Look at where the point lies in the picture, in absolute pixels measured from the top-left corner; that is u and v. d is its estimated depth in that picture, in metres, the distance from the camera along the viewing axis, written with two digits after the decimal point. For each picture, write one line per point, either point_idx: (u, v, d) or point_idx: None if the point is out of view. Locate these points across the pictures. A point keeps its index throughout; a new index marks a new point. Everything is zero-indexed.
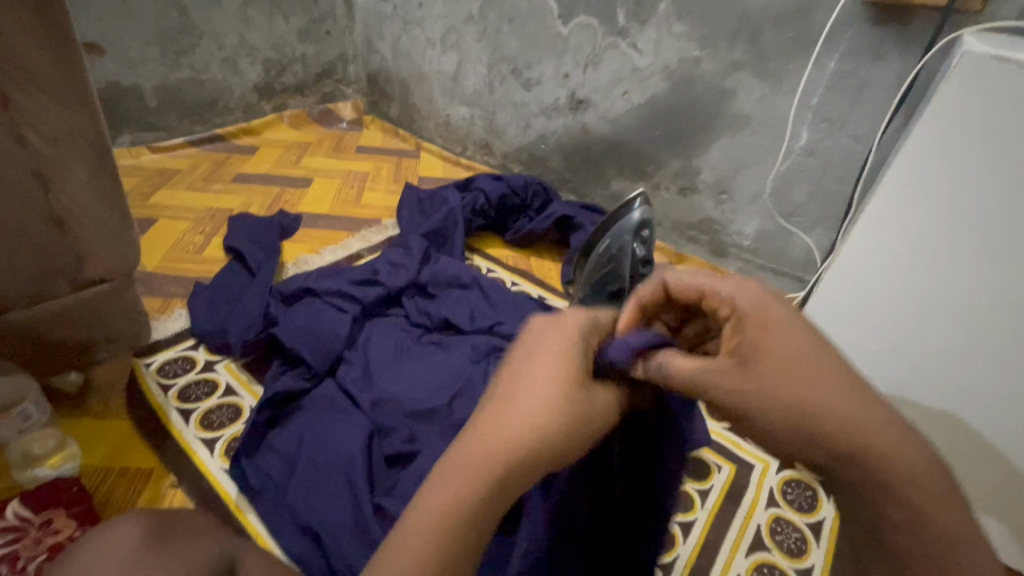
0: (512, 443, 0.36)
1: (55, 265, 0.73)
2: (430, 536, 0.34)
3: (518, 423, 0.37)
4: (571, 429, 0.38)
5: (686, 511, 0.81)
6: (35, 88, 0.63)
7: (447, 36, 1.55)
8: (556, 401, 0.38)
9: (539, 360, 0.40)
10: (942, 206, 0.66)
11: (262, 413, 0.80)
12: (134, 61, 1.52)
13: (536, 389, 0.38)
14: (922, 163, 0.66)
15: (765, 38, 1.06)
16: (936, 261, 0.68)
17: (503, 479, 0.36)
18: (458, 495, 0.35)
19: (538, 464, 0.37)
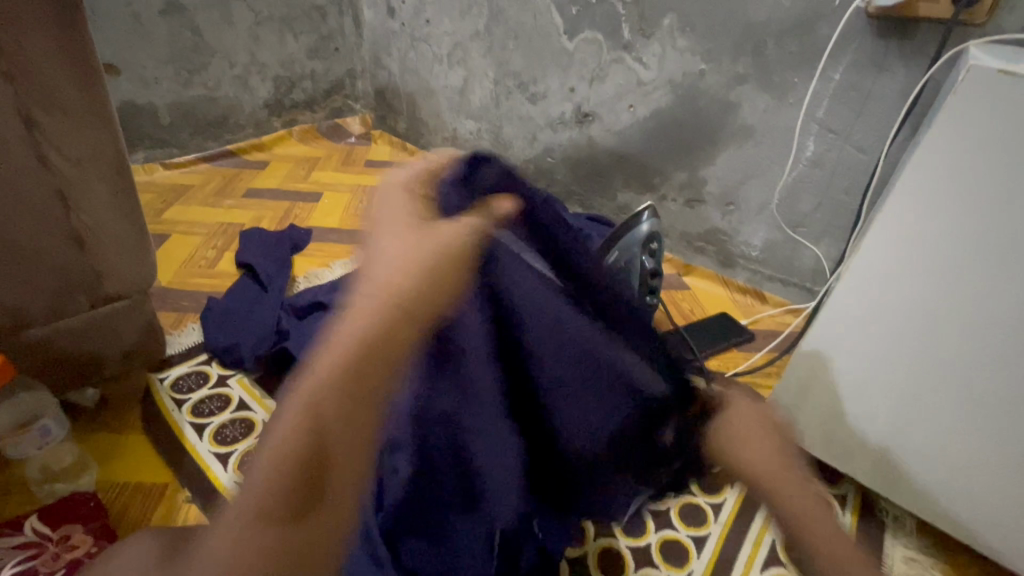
0: (383, 289, 0.49)
1: (75, 282, 0.75)
2: (317, 398, 0.47)
3: (375, 286, 0.49)
4: (425, 267, 0.49)
5: (698, 526, 0.80)
6: (57, 110, 0.65)
7: (454, 52, 1.57)
8: (398, 261, 0.50)
9: (388, 233, 0.52)
10: (951, 221, 0.66)
11: None
12: (148, 79, 1.55)
13: (386, 260, 0.50)
14: (930, 176, 0.66)
15: (769, 50, 1.07)
16: (948, 274, 0.68)
17: (382, 323, 0.48)
18: (330, 360, 0.48)
19: (406, 301, 0.49)
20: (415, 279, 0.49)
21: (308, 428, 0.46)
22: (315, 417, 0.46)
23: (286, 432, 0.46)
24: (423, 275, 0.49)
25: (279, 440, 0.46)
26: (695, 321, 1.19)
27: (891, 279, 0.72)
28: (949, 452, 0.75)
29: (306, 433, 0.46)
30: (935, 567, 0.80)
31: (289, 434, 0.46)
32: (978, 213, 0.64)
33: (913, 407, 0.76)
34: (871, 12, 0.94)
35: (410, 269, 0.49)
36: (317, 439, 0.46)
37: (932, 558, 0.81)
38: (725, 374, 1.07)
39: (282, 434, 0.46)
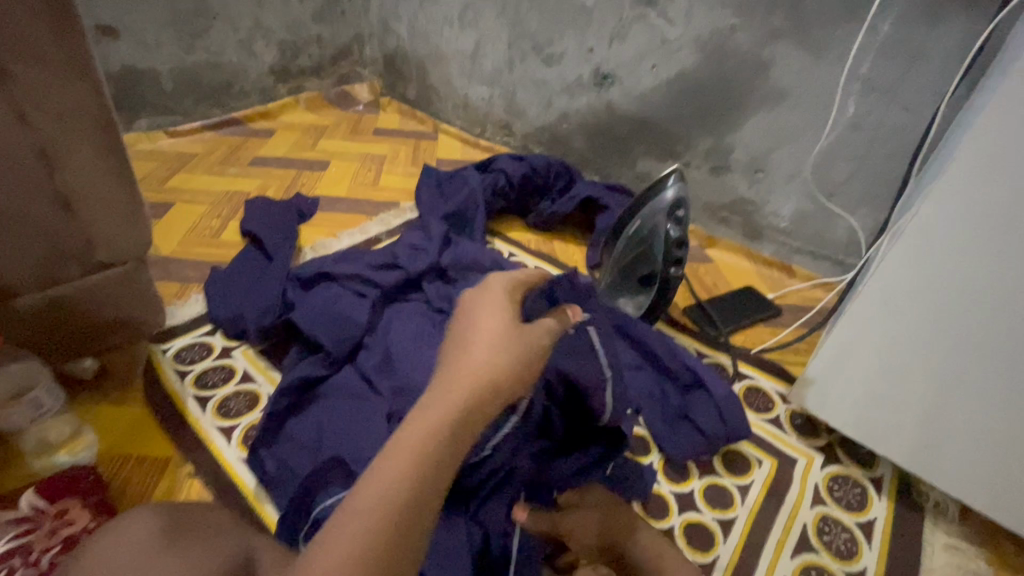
0: (472, 385, 0.44)
1: (64, 248, 0.71)
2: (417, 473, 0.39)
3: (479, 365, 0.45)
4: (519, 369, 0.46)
5: (725, 508, 0.76)
6: (32, 58, 0.60)
7: (465, 13, 1.49)
8: (509, 338, 0.47)
9: (491, 313, 0.49)
10: (1008, 197, 0.58)
11: (282, 400, 0.78)
12: (149, 44, 1.49)
13: (492, 334, 0.47)
14: (987, 151, 0.58)
15: (810, 2, 0.98)
16: (998, 258, 0.61)
17: (465, 418, 0.42)
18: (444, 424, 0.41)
19: (491, 400, 0.44)
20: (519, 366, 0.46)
21: (407, 495, 0.38)
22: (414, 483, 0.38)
23: (384, 489, 0.38)
24: (526, 363, 0.47)
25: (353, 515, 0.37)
26: (719, 295, 1.13)
27: (938, 265, 0.66)
28: (995, 431, 0.70)
29: (408, 497, 0.38)
30: (978, 555, 0.75)
31: (386, 498, 0.37)
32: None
33: (933, 410, 0.74)
34: None
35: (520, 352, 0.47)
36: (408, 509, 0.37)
37: (976, 546, 0.76)
38: (750, 350, 1.01)
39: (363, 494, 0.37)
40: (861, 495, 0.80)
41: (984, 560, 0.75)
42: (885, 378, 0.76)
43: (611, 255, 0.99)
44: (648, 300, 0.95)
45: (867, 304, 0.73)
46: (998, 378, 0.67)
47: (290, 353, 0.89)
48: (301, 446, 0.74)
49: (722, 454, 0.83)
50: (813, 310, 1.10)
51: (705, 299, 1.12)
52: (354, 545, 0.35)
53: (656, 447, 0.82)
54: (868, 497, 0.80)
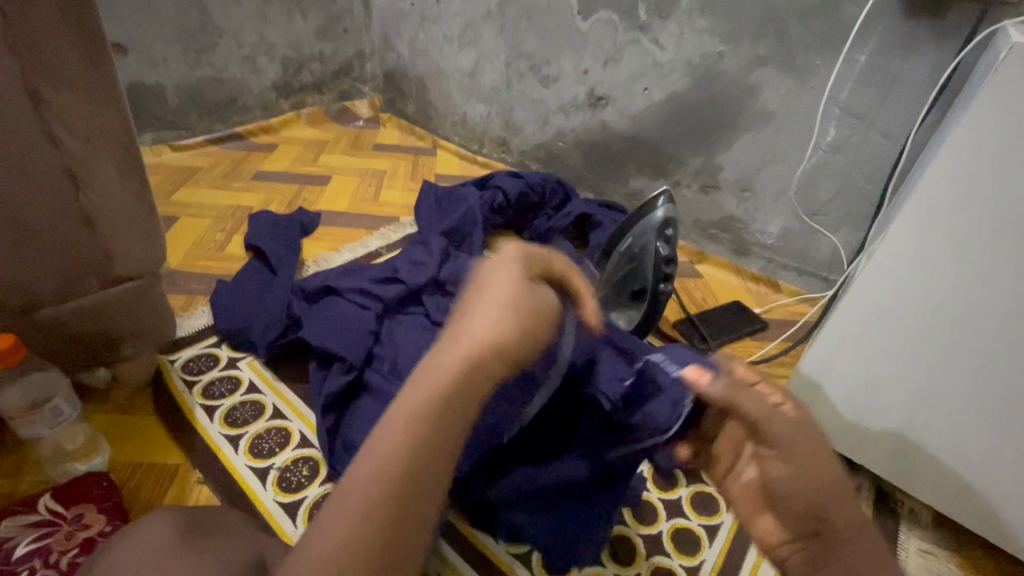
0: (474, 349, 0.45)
1: (85, 262, 0.74)
2: (419, 426, 0.40)
3: (476, 335, 0.46)
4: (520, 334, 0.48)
5: (711, 515, 0.79)
6: (64, 85, 0.64)
7: (465, 34, 1.54)
8: (501, 308, 0.48)
9: (495, 288, 0.50)
10: (971, 217, 0.63)
11: (327, 418, 0.82)
12: (157, 60, 1.53)
13: (484, 307, 0.48)
14: (950, 176, 0.63)
15: (792, 31, 1.03)
16: (965, 272, 0.66)
17: (466, 381, 0.44)
18: (438, 393, 0.42)
19: (489, 362, 0.45)
20: (511, 331, 0.47)
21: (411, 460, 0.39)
22: (416, 441, 0.39)
23: (392, 446, 0.39)
24: (520, 331, 0.48)
25: (355, 478, 0.37)
26: (708, 310, 1.17)
27: (910, 280, 0.70)
28: (976, 438, 0.73)
29: (414, 460, 0.39)
30: (951, 559, 0.79)
31: (393, 460, 0.38)
32: (997, 212, 0.61)
33: (916, 414, 0.77)
34: None
35: (515, 324, 0.48)
36: (415, 476, 0.38)
37: (948, 550, 0.80)
38: None
39: (365, 468, 0.38)
40: None
41: (956, 563, 0.79)
42: (871, 382, 0.79)
43: (603, 273, 1.02)
44: (639, 315, 0.97)
45: (851, 309, 0.77)
46: (972, 387, 0.71)
47: (308, 368, 0.92)
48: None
49: None
50: (798, 324, 1.15)
51: (695, 313, 1.17)
52: (364, 508, 0.36)
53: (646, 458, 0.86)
54: None
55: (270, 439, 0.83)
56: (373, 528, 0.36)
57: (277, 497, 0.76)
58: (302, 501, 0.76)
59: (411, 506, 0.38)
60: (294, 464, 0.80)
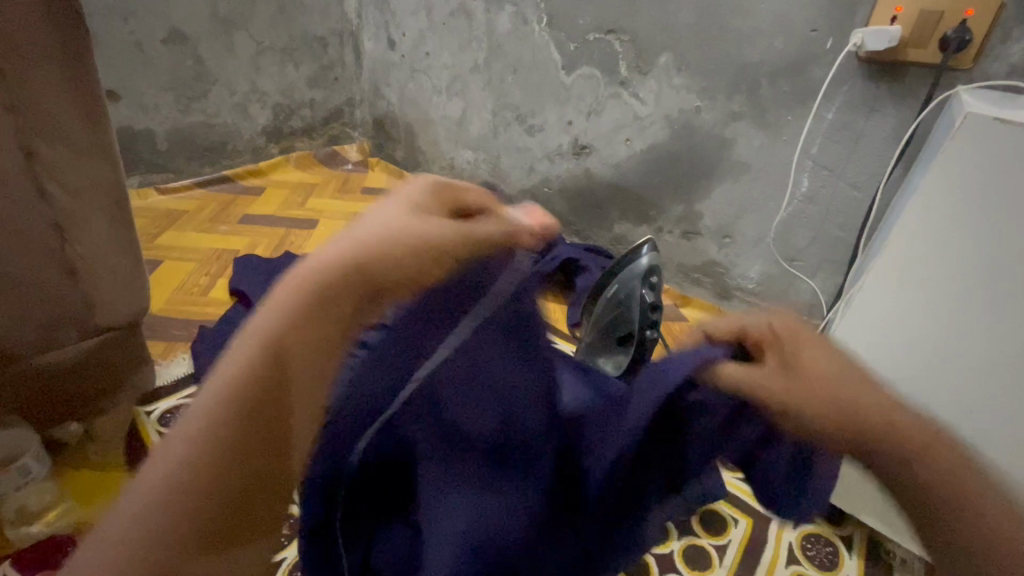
0: (309, 294, 0.36)
1: (65, 314, 0.73)
2: (209, 424, 0.34)
3: (365, 239, 0.39)
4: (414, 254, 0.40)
5: (704, 570, 0.78)
6: (59, 142, 0.65)
7: (453, 84, 1.60)
8: (391, 234, 0.39)
9: (393, 205, 0.42)
10: (942, 274, 0.66)
11: None
12: (148, 106, 1.56)
13: (374, 229, 0.39)
14: (917, 237, 0.67)
15: (763, 90, 1.09)
16: (941, 323, 0.67)
17: (279, 359, 0.35)
18: (253, 358, 0.35)
19: (336, 301, 0.37)
20: (397, 260, 0.39)
21: (203, 454, 0.33)
22: (242, 406, 0.34)
23: (172, 465, 0.33)
24: (416, 253, 0.40)
25: (192, 423, 0.34)
26: None
27: (880, 337, 0.72)
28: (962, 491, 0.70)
29: (214, 452, 0.33)
30: None
31: (233, 415, 0.34)
32: (959, 278, 0.65)
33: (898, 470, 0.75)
34: (862, 56, 0.96)
35: (412, 247, 0.40)
36: (269, 429, 0.35)
37: None
38: None
39: (156, 472, 0.33)
40: (834, 554, 0.81)
41: None
42: None
43: (591, 317, 1.03)
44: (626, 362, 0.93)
45: None
46: None
47: None
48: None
49: (700, 514, 0.85)
50: None
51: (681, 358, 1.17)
52: (144, 520, 0.32)
53: None
54: (841, 556, 0.82)
55: None
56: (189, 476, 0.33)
57: None
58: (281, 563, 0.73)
59: (241, 457, 0.34)
60: None
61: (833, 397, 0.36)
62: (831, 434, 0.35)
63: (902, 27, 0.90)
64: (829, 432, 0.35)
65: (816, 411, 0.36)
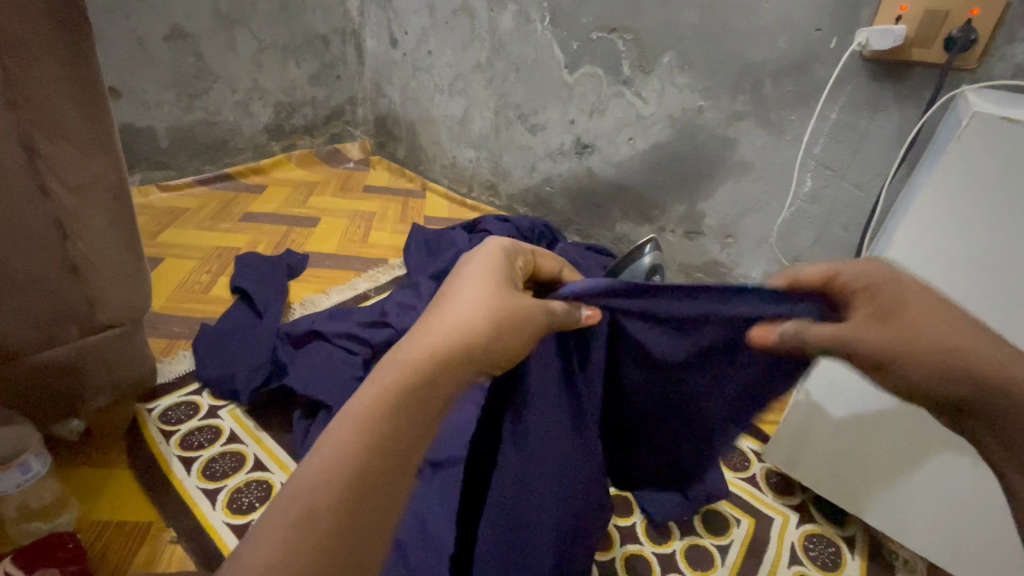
0: (433, 345, 0.41)
1: (66, 311, 0.73)
2: (359, 448, 0.37)
3: (456, 318, 0.43)
4: (509, 317, 0.44)
5: (705, 570, 0.78)
6: (61, 138, 0.65)
7: (455, 83, 1.60)
8: (484, 307, 0.44)
9: (487, 282, 0.46)
10: (946, 273, 0.66)
11: None
12: (150, 103, 1.55)
13: (470, 304, 0.44)
14: (923, 235, 0.66)
15: (766, 90, 1.09)
16: None
17: (414, 388, 0.40)
18: (395, 395, 0.39)
19: (456, 351, 0.42)
20: (493, 333, 0.43)
21: (350, 471, 0.36)
22: (382, 434, 0.37)
23: (318, 479, 0.35)
24: (512, 326, 0.44)
25: (323, 458, 0.36)
26: None
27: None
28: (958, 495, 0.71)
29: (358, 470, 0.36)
30: None
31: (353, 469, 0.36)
32: (963, 278, 0.65)
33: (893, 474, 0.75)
34: (866, 56, 0.96)
35: (501, 320, 0.44)
36: (394, 456, 0.37)
37: None
38: None
39: (308, 477, 0.36)
40: (836, 555, 0.81)
41: None
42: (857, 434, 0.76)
43: None
44: None
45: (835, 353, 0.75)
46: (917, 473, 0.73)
47: (292, 418, 0.90)
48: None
49: (702, 514, 0.85)
50: None
51: None
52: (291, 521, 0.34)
53: (638, 509, 0.85)
54: (844, 557, 0.81)
55: (250, 493, 0.80)
56: (324, 530, 0.34)
57: None
58: None
59: (379, 502, 0.36)
60: None
61: (950, 336, 0.42)
62: (933, 378, 0.42)
63: (907, 26, 0.89)
64: (940, 378, 0.42)
65: (920, 355, 0.42)
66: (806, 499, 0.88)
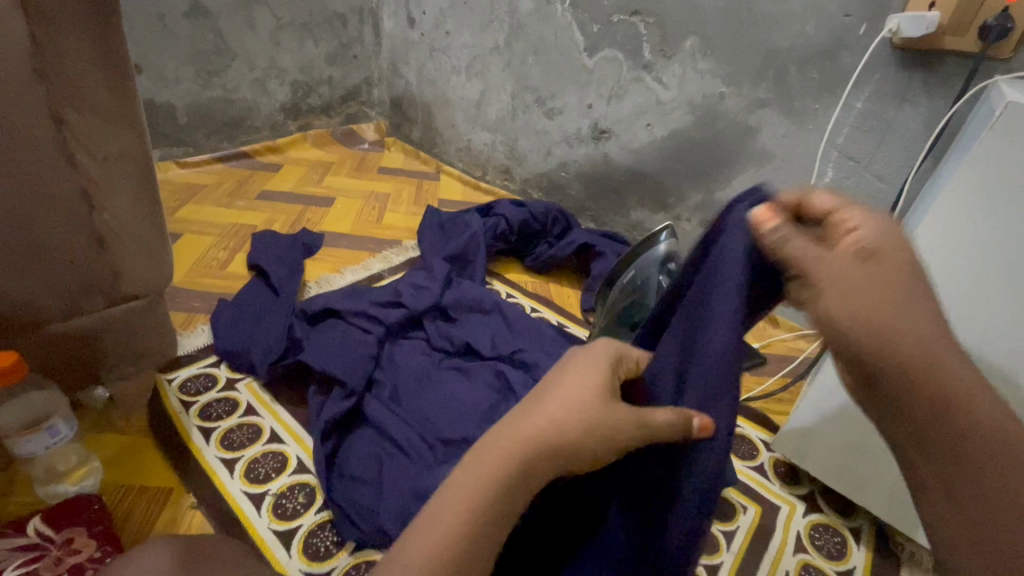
0: (519, 449, 0.41)
1: (93, 280, 0.75)
2: (442, 552, 0.39)
3: (551, 419, 0.42)
4: (591, 432, 0.42)
5: (710, 554, 0.79)
6: (88, 109, 0.66)
7: (472, 65, 1.58)
8: (565, 413, 0.42)
9: (571, 379, 0.45)
10: (971, 267, 0.65)
11: (327, 441, 0.82)
12: (169, 79, 1.56)
13: (553, 407, 0.43)
14: (948, 228, 0.65)
15: (790, 77, 1.07)
16: (966, 318, 0.67)
17: (500, 494, 0.40)
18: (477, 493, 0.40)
19: (537, 461, 0.41)
20: (580, 446, 0.41)
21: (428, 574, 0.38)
22: (462, 538, 0.39)
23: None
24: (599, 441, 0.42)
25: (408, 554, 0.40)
26: None
27: None
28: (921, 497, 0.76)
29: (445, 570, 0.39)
30: None
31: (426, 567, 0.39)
32: (987, 274, 0.64)
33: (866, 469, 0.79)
34: (896, 43, 0.94)
35: (583, 430, 0.42)
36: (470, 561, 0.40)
37: None
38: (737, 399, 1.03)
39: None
40: (842, 544, 0.82)
41: None
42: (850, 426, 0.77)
43: (606, 304, 1.01)
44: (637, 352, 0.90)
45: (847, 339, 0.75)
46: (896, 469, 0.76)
47: (308, 393, 0.92)
48: (363, 481, 0.77)
49: None
50: (799, 360, 1.11)
51: None
52: None
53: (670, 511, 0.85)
54: (849, 546, 0.82)
55: (266, 464, 0.82)
56: None
57: (272, 524, 0.75)
58: (295, 530, 0.75)
59: None
60: (290, 491, 0.79)
61: None
62: None
63: (941, 13, 0.87)
64: None
65: None
66: (814, 490, 0.89)
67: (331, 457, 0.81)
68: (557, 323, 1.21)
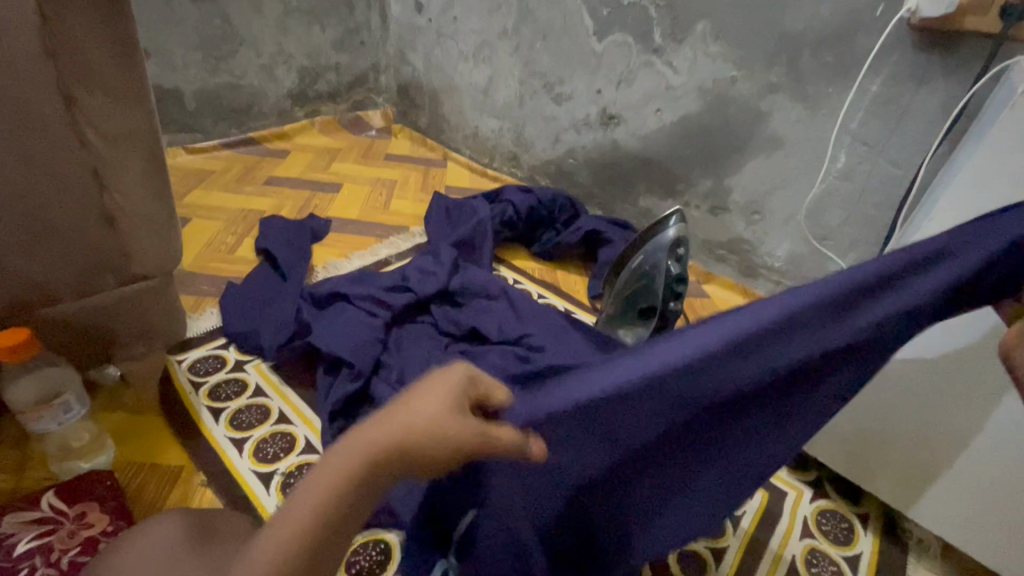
0: (361, 466, 0.32)
1: (105, 260, 0.76)
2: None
3: (409, 425, 0.32)
4: (450, 448, 0.32)
5: (717, 537, 0.79)
6: (96, 86, 0.66)
7: (480, 50, 1.57)
8: (424, 420, 0.32)
9: (431, 380, 0.34)
10: None
11: (334, 422, 0.83)
12: (177, 64, 1.56)
13: (403, 415, 0.33)
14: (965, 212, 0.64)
15: (804, 61, 1.05)
16: None
17: (337, 515, 0.32)
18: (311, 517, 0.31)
19: (380, 478, 0.32)
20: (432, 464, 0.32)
21: None
22: (287, 567, 0.31)
23: None
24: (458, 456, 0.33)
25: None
26: None
27: None
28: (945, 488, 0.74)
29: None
30: None
31: None
32: None
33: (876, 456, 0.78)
34: (914, 25, 0.92)
35: (441, 445, 0.32)
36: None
37: None
38: None
39: None
40: (849, 530, 0.81)
41: None
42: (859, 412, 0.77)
43: (614, 289, 1.01)
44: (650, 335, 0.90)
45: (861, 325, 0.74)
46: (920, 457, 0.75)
47: (316, 375, 0.92)
48: None
49: None
50: None
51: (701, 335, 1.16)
52: None
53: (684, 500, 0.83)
54: (856, 532, 0.82)
55: (275, 444, 0.83)
56: None
57: (281, 502, 0.76)
58: None
59: None
60: (299, 470, 0.80)
61: None
62: None
63: None
64: None
65: None
66: (822, 476, 0.88)
67: (339, 438, 0.82)
68: (564, 309, 1.21)
